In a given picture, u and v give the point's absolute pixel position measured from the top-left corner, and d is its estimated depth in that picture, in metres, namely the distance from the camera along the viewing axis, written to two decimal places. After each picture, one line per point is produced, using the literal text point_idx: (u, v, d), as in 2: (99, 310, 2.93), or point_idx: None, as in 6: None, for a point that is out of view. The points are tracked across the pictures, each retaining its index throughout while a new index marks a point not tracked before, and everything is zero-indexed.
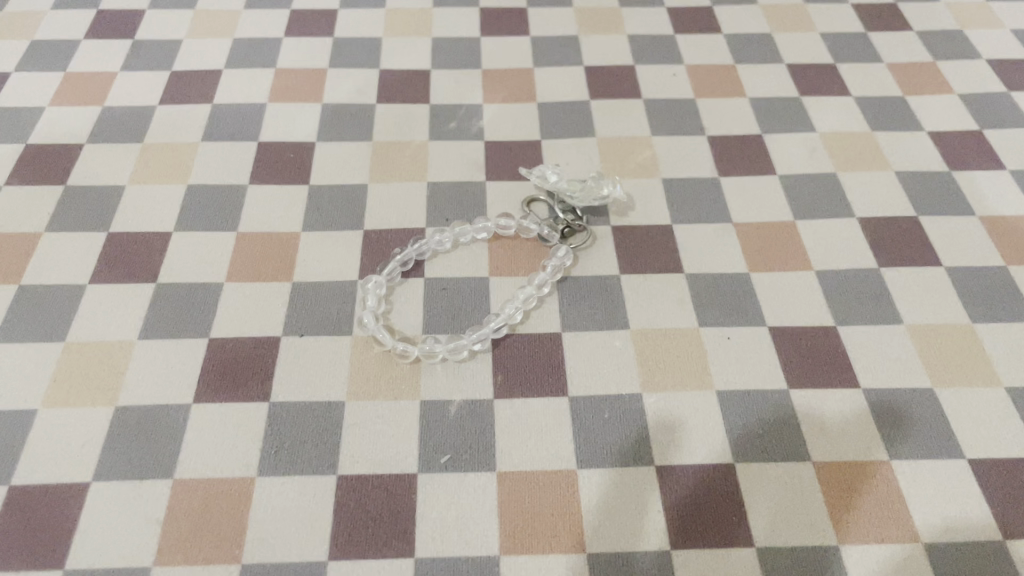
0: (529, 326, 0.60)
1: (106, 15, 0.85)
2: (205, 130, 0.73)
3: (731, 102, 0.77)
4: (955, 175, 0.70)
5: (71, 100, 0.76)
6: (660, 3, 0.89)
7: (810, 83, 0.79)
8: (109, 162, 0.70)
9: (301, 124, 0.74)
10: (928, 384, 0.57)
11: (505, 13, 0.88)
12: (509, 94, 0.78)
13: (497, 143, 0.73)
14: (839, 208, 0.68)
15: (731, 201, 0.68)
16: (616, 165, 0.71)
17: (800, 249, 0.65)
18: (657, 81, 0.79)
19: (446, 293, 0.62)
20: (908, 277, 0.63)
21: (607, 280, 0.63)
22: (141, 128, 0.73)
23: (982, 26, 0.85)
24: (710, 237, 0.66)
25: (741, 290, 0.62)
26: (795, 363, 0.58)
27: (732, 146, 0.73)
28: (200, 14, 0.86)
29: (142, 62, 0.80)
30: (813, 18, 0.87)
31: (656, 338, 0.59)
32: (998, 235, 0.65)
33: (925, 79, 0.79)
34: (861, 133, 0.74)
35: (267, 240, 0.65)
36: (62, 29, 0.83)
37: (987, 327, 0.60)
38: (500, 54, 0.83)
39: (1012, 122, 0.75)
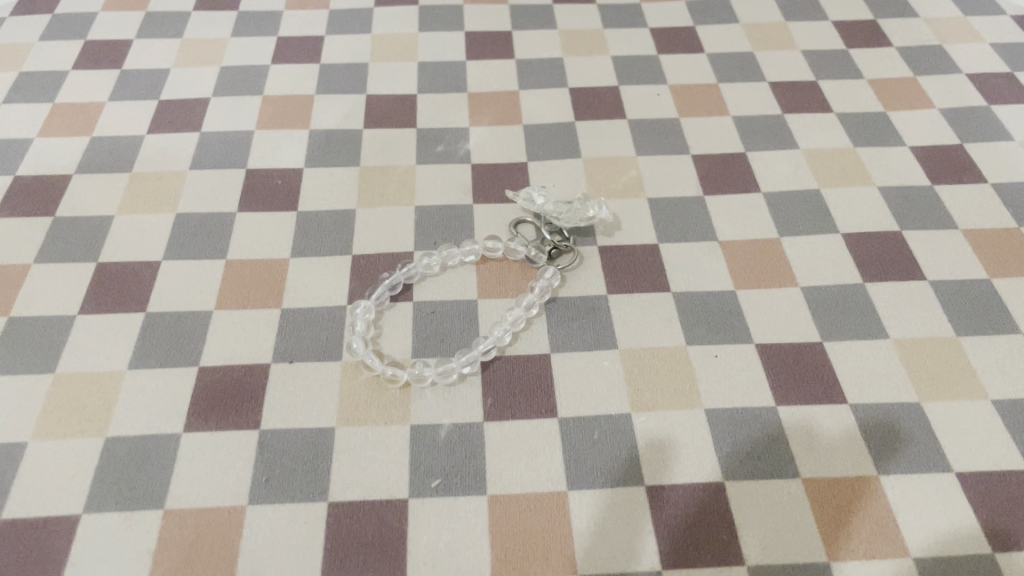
0: (518, 348, 0.60)
1: (94, 46, 0.86)
2: (193, 159, 0.74)
3: (715, 121, 0.78)
4: (938, 189, 0.71)
5: (60, 131, 0.76)
6: (643, 24, 0.90)
7: (793, 100, 0.80)
8: (98, 192, 0.71)
9: (289, 151, 0.75)
10: (914, 398, 0.57)
11: (490, 36, 0.88)
12: (495, 117, 0.79)
13: (484, 166, 0.74)
14: (824, 224, 0.68)
15: (716, 219, 0.69)
16: (602, 185, 0.72)
17: (785, 266, 0.65)
18: (641, 101, 0.80)
19: (434, 316, 0.62)
20: (894, 291, 0.63)
21: (595, 300, 0.63)
22: (129, 158, 0.74)
23: (962, 40, 0.86)
24: (696, 256, 0.66)
25: (728, 308, 0.62)
26: (783, 379, 0.58)
27: (716, 164, 0.74)
28: (187, 43, 0.87)
29: (130, 92, 0.80)
30: (795, 36, 0.88)
31: (644, 357, 0.60)
32: (981, 248, 0.66)
33: (906, 95, 0.80)
34: (843, 150, 0.75)
35: (256, 267, 0.65)
36: (50, 61, 0.84)
37: (972, 340, 0.60)
38: (486, 77, 0.83)
39: (993, 135, 0.76)
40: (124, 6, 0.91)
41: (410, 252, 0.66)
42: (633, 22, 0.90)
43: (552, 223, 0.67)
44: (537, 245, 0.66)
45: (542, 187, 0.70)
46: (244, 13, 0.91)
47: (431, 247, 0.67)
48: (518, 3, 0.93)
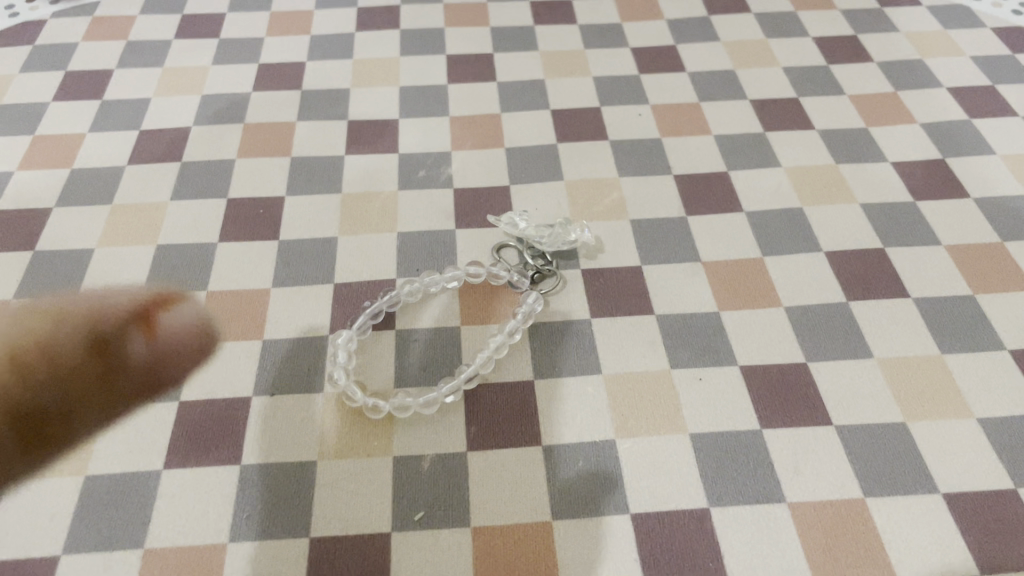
0: (501, 376, 0.60)
1: (75, 76, 0.86)
2: (175, 189, 0.73)
3: (697, 140, 0.78)
4: (920, 205, 0.71)
5: (41, 163, 0.76)
6: (624, 43, 0.90)
7: (774, 118, 0.80)
8: (78, 225, 0.70)
9: (271, 179, 0.75)
10: (900, 418, 0.57)
11: (472, 59, 0.88)
12: (477, 141, 0.79)
13: (466, 191, 0.74)
14: (807, 243, 0.68)
15: (699, 239, 0.69)
16: (585, 208, 0.72)
17: (768, 286, 0.65)
18: (623, 122, 0.80)
19: (417, 344, 0.62)
20: (877, 309, 0.63)
21: (579, 324, 0.63)
22: (111, 190, 0.73)
23: (942, 53, 0.87)
24: (680, 277, 0.66)
25: (712, 330, 0.62)
26: (767, 401, 0.58)
27: (698, 184, 0.74)
28: (169, 71, 0.86)
29: (112, 123, 0.80)
30: (776, 53, 0.88)
31: (628, 381, 0.59)
32: (965, 264, 0.66)
33: (887, 110, 0.80)
34: (826, 167, 0.75)
35: (237, 298, 0.65)
36: (31, 92, 0.84)
37: (957, 358, 0.60)
38: (468, 100, 0.83)
39: (975, 149, 0.76)
40: (105, 36, 0.91)
41: (392, 279, 0.66)
42: (615, 42, 0.90)
43: (535, 246, 0.67)
44: (519, 269, 0.66)
45: (523, 211, 0.70)
46: (225, 40, 0.91)
47: (413, 274, 0.67)
48: (499, 25, 0.93)
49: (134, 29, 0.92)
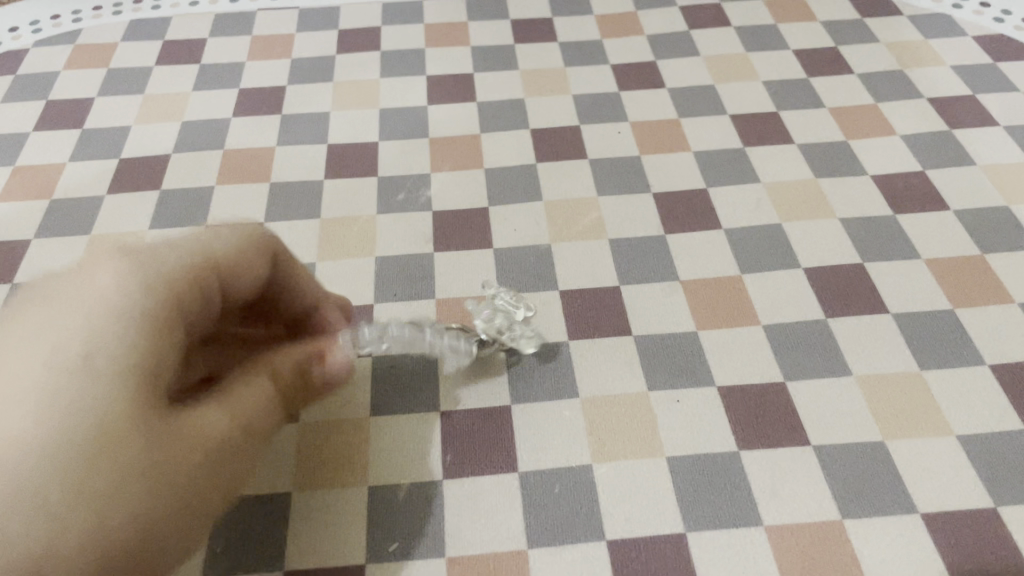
0: (478, 401, 0.60)
1: (55, 106, 0.86)
2: (153, 218, 0.73)
3: (677, 157, 0.78)
4: (901, 219, 0.70)
5: (20, 193, 0.76)
6: (604, 60, 0.90)
7: (754, 132, 0.80)
8: (55, 256, 0.70)
9: (249, 204, 0.75)
10: (879, 437, 0.56)
11: (452, 78, 0.88)
12: (456, 162, 0.79)
13: (445, 214, 0.74)
14: (787, 259, 0.68)
15: (678, 258, 0.69)
16: (563, 228, 0.72)
17: (747, 304, 0.65)
18: (603, 140, 0.80)
19: (394, 371, 0.62)
20: (856, 326, 0.63)
21: (556, 346, 0.63)
22: (89, 220, 0.73)
23: (923, 64, 0.86)
24: (658, 297, 0.66)
25: (690, 351, 0.62)
26: (745, 422, 0.57)
27: (676, 202, 0.73)
28: (150, 98, 0.87)
29: (91, 152, 0.80)
30: (756, 66, 0.88)
31: (604, 404, 0.59)
32: (945, 278, 0.66)
33: (867, 122, 0.80)
34: (805, 182, 0.74)
35: None
36: (11, 123, 0.84)
37: (936, 374, 0.60)
38: (447, 120, 0.83)
39: (956, 161, 0.75)
40: (87, 64, 0.91)
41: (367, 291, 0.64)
42: (595, 59, 0.90)
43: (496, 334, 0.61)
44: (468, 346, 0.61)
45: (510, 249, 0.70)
46: (206, 66, 0.91)
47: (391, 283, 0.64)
48: (479, 44, 0.93)
49: (116, 57, 0.92)
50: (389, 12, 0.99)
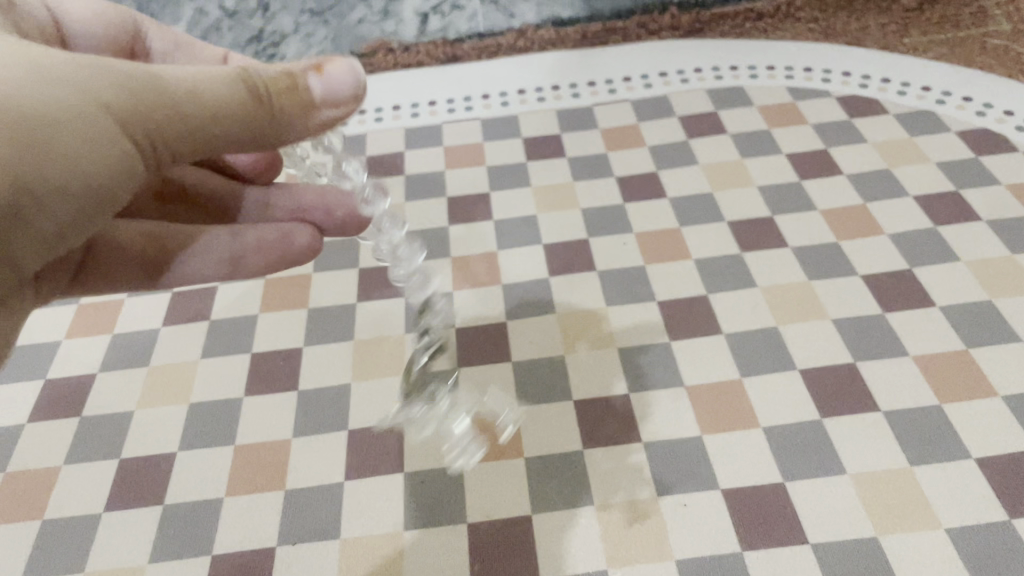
0: (501, 510, 0.65)
1: (179, 299, 0.86)
2: (203, 348, 0.80)
3: (679, 266, 0.84)
4: (889, 317, 0.75)
5: (85, 330, 0.83)
6: (610, 172, 0.97)
7: (750, 238, 0.86)
8: (120, 390, 0.78)
9: (289, 331, 0.81)
10: (872, 533, 0.61)
11: (470, 199, 0.95)
12: (476, 280, 0.85)
13: (468, 329, 0.80)
14: (784, 362, 0.73)
15: (682, 365, 0.74)
16: (575, 338, 0.78)
17: (749, 407, 0.70)
18: (610, 252, 0.87)
19: (424, 484, 0.68)
20: (850, 426, 0.67)
21: (570, 457, 0.68)
22: (147, 354, 0.80)
23: (909, 162, 0.92)
24: (666, 402, 0.71)
25: (693, 457, 0.67)
26: (747, 522, 0.62)
27: (679, 309, 0.79)
28: (258, 286, 0.86)
29: (194, 315, 0.84)
30: (751, 171, 0.94)
31: (618, 510, 0.64)
32: (933, 374, 0.70)
33: (857, 222, 0.85)
34: (799, 284, 0.80)
35: (261, 449, 0.72)
36: (130, 321, 0.84)
37: (925, 469, 0.64)
38: (463, 239, 0.90)
39: (939, 257, 0.80)
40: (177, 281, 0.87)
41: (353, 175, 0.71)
42: (601, 172, 0.97)
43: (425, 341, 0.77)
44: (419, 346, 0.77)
45: (537, 365, 0.76)
46: None
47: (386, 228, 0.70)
48: (494, 163, 1.00)
49: None
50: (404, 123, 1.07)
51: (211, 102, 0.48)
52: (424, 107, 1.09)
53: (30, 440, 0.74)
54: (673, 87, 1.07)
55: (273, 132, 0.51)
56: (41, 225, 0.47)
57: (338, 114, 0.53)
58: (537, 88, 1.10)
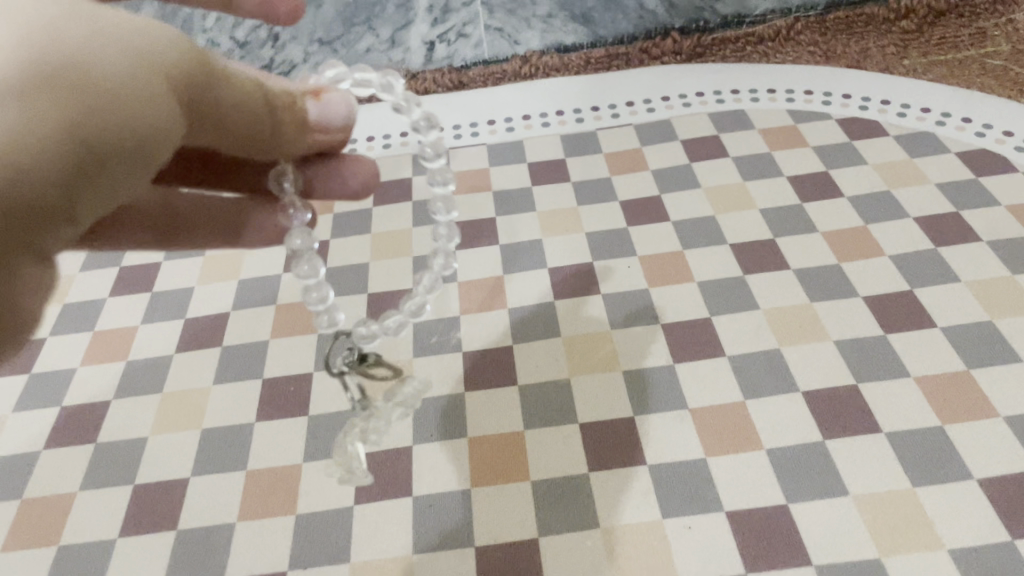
0: (508, 533, 0.66)
1: (191, 325, 0.87)
2: (215, 375, 0.82)
3: (683, 289, 0.85)
4: (890, 338, 0.76)
5: (100, 358, 0.85)
6: (614, 196, 0.98)
7: (752, 260, 0.87)
8: (134, 416, 0.79)
9: (299, 357, 0.83)
10: (874, 554, 0.61)
11: (476, 224, 0.97)
12: (483, 304, 0.86)
13: (475, 352, 0.81)
14: (787, 384, 0.74)
15: (686, 388, 0.75)
16: (580, 362, 0.79)
17: (752, 429, 0.71)
18: (614, 276, 0.88)
19: (433, 508, 0.69)
20: (852, 447, 0.68)
21: (576, 481, 0.69)
22: (160, 381, 0.82)
23: (909, 183, 0.93)
24: (670, 425, 0.72)
25: (698, 479, 0.68)
26: (751, 544, 0.63)
27: (682, 332, 0.80)
28: (268, 312, 0.88)
29: (207, 341, 0.85)
30: (753, 194, 0.95)
31: (624, 532, 0.65)
32: (935, 395, 0.71)
33: (858, 244, 0.87)
34: (801, 306, 0.81)
35: (272, 474, 0.73)
36: (144, 348, 0.85)
37: (927, 490, 0.65)
38: (470, 263, 0.92)
39: (939, 277, 0.81)
40: (189, 308, 0.89)
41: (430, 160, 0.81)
42: (605, 196, 0.98)
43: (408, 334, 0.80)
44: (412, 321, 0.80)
45: (544, 389, 0.77)
46: None
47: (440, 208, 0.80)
48: (500, 188, 1.02)
49: (233, 286, 0.91)
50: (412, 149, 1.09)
51: (235, 89, 0.50)
52: None
53: (46, 466, 0.76)
54: (676, 111, 1.09)
55: (273, 142, 0.55)
56: (92, 184, 0.43)
57: (326, 138, 0.60)
58: (542, 114, 1.11)
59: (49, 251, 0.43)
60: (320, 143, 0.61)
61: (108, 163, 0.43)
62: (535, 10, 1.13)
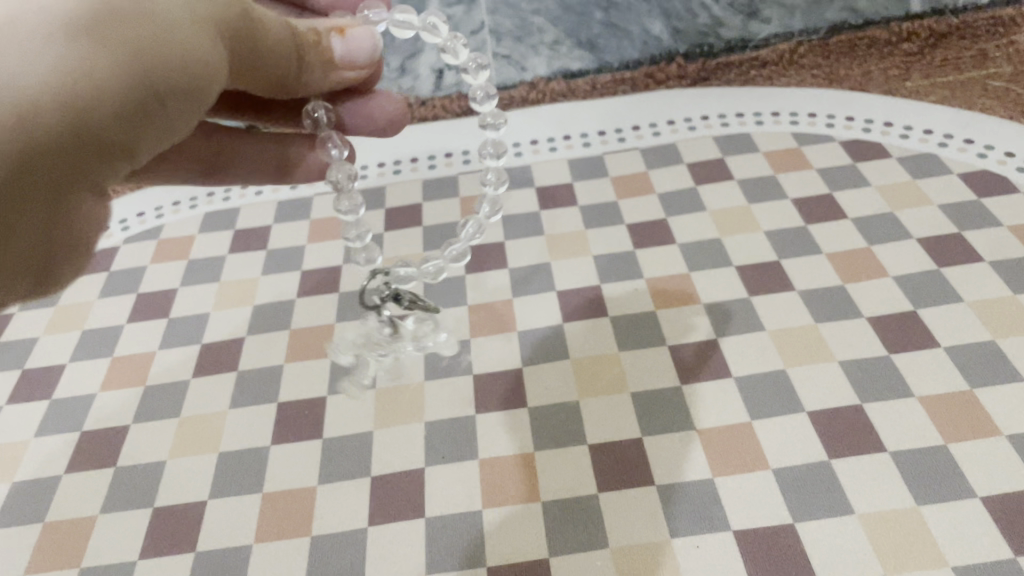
0: (519, 553, 0.68)
1: (208, 350, 0.89)
2: (232, 399, 0.84)
3: (689, 311, 0.86)
4: (894, 359, 0.77)
5: (119, 383, 0.87)
6: (621, 219, 1.00)
7: (758, 282, 0.88)
8: (152, 440, 0.81)
9: (313, 380, 0.85)
10: (880, 572, 0.62)
11: (486, 248, 0.99)
12: (493, 327, 0.88)
13: (485, 375, 0.83)
14: (792, 405, 0.75)
15: (693, 409, 0.76)
16: (589, 383, 0.81)
17: (759, 449, 0.72)
18: (622, 298, 0.89)
19: (445, 529, 0.70)
20: (857, 467, 0.69)
21: (585, 501, 0.71)
22: (178, 405, 0.84)
23: (912, 204, 0.94)
24: (678, 445, 0.74)
25: (705, 498, 0.69)
26: (758, 563, 0.64)
27: (689, 353, 0.82)
28: (283, 337, 0.90)
29: (223, 365, 0.87)
30: (758, 217, 0.97)
31: (633, 551, 0.66)
32: (939, 415, 0.72)
33: (862, 265, 0.88)
34: (806, 327, 0.82)
35: (287, 496, 0.74)
36: (162, 373, 0.87)
37: (931, 508, 0.66)
38: (480, 287, 0.93)
39: (943, 298, 0.82)
40: (206, 333, 0.91)
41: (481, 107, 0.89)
42: (612, 219, 1.00)
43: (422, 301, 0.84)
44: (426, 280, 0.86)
45: (553, 411, 0.79)
46: (272, 251, 1.01)
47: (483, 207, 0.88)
48: (509, 213, 1.04)
49: (248, 312, 0.93)
50: (422, 174, 1.11)
51: (272, 34, 0.59)
52: (440, 159, 1.13)
53: (66, 491, 0.77)
54: (681, 135, 1.11)
55: (301, 77, 0.63)
56: (148, 117, 0.53)
57: (355, 71, 0.68)
58: (550, 139, 1.14)
59: (109, 177, 0.54)
60: (351, 76, 0.69)
61: (164, 99, 0.53)
62: (543, 37, 1.14)
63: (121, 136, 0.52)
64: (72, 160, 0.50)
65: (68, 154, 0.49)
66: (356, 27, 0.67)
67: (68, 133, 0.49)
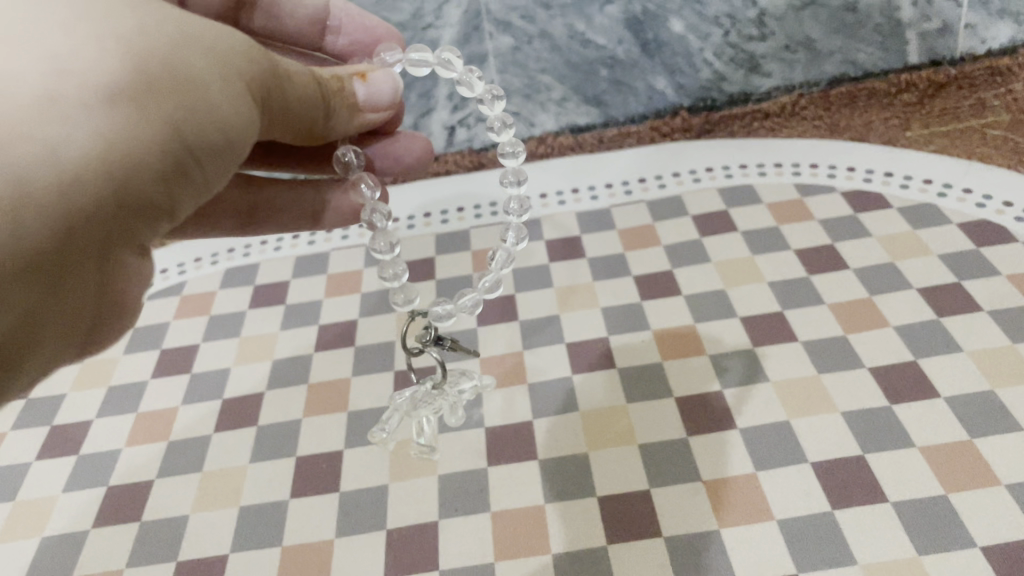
0: None
1: (229, 405, 0.92)
2: (253, 453, 0.86)
3: (695, 362, 0.89)
4: (896, 410, 0.79)
5: (144, 439, 0.90)
6: (628, 271, 1.03)
7: (761, 333, 0.90)
8: (176, 495, 0.84)
9: (331, 434, 0.87)
10: None
11: (497, 302, 1.02)
12: (504, 380, 0.91)
13: (497, 427, 0.85)
14: (796, 456, 0.77)
15: (699, 461, 0.78)
16: (598, 435, 0.83)
17: (763, 500, 0.74)
18: (629, 350, 0.92)
19: None
20: (860, 518, 0.71)
21: (595, 552, 0.73)
22: (200, 460, 0.87)
23: (912, 254, 0.97)
24: (685, 496, 0.76)
25: (712, 550, 0.71)
26: None
27: (695, 404, 0.84)
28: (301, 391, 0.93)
29: (245, 420, 0.90)
30: (761, 268, 0.99)
31: None
32: (940, 465, 0.74)
33: (863, 315, 0.90)
34: (810, 378, 0.84)
35: (306, 549, 0.77)
36: (186, 427, 0.90)
37: (933, 560, 0.67)
38: (491, 340, 0.96)
39: (943, 348, 0.84)
40: (228, 388, 0.94)
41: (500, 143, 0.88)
42: (619, 271, 1.03)
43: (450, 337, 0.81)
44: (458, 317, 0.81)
45: (563, 463, 0.81)
46: (291, 306, 1.04)
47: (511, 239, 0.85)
48: (519, 266, 1.07)
49: (268, 366, 0.96)
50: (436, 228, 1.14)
51: (298, 84, 0.62)
52: (453, 214, 1.16)
53: (93, 546, 0.80)
54: (686, 186, 1.14)
55: (325, 123, 0.67)
56: (185, 178, 0.56)
57: (378, 115, 0.73)
58: (559, 192, 1.18)
59: (150, 237, 0.57)
60: (373, 120, 0.73)
61: (198, 159, 0.56)
62: (550, 95, 1.17)
63: (157, 198, 0.55)
64: (117, 224, 0.53)
65: (111, 219, 0.52)
66: (377, 71, 0.72)
67: (108, 200, 0.51)
